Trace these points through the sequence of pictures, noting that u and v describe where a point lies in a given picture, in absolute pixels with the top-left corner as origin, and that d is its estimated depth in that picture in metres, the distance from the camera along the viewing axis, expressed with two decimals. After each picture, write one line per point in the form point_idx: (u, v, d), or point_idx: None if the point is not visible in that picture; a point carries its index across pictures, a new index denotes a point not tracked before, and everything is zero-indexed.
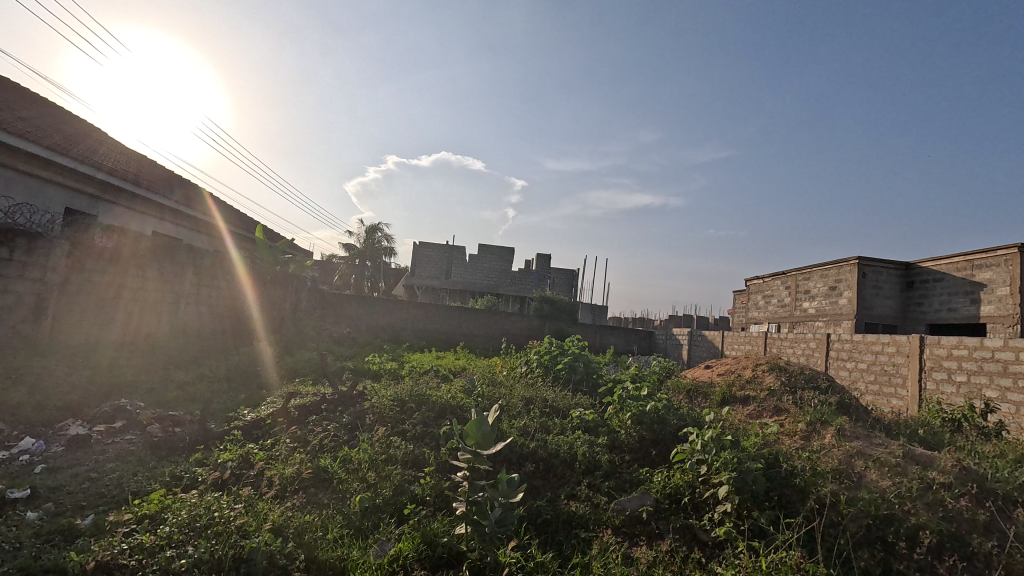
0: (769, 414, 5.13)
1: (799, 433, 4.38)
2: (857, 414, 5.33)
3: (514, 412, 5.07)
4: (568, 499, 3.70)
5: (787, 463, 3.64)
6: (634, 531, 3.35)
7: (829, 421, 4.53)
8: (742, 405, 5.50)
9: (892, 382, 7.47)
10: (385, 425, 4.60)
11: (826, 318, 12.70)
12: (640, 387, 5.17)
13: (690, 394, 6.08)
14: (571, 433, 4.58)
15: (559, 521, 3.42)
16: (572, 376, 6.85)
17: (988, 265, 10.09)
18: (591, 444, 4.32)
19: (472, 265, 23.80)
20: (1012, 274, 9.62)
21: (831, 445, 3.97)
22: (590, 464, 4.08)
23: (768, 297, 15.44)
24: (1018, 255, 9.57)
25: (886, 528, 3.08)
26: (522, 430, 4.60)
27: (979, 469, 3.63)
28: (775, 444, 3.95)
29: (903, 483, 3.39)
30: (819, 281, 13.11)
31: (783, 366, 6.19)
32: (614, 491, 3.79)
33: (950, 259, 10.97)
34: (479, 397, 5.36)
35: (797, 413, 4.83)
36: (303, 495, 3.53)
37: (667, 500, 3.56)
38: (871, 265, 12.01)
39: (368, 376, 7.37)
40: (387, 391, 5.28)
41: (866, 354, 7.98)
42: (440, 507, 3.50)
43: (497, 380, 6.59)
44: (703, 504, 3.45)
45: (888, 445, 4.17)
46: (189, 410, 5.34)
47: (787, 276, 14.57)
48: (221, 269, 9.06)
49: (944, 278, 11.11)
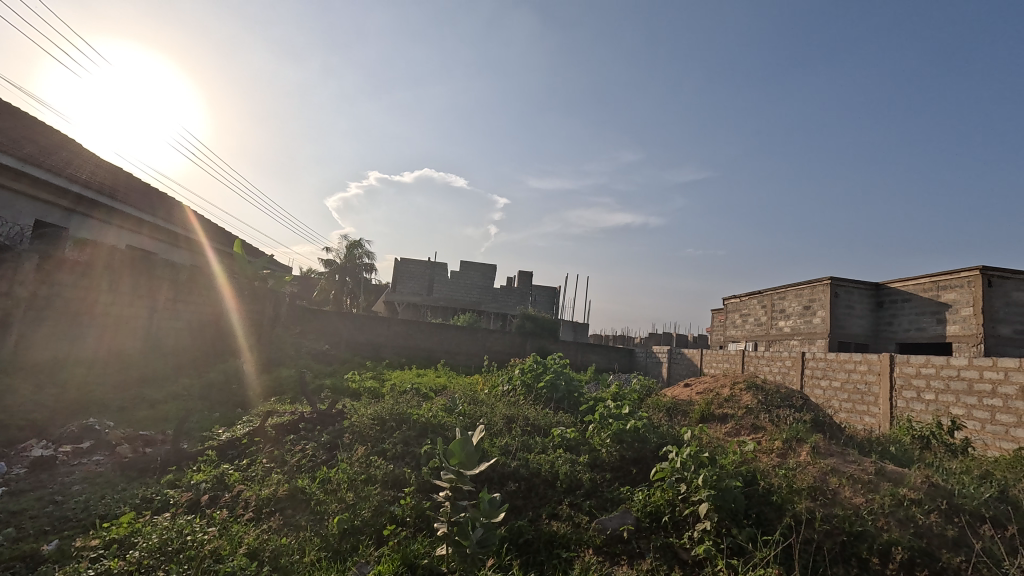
0: (746, 431, 5.21)
1: (776, 451, 4.47)
2: (831, 431, 5.46)
3: (496, 430, 5.06)
4: (549, 519, 3.69)
5: (765, 480, 3.71)
6: (615, 550, 3.35)
7: (804, 438, 4.63)
8: (721, 423, 5.59)
9: (864, 400, 7.66)
10: (364, 444, 4.54)
11: (801, 336, 13.00)
12: (622, 406, 5.21)
13: (670, 411, 6.14)
14: (552, 452, 4.59)
15: (541, 541, 3.41)
16: (553, 394, 6.86)
17: (953, 286, 10.50)
18: (572, 463, 4.34)
19: (454, 281, 23.85)
20: (975, 296, 10.03)
21: (806, 462, 4.06)
22: (571, 483, 4.09)
23: (745, 316, 15.76)
24: (979, 277, 10.00)
25: (859, 544, 3.15)
26: (504, 449, 4.58)
27: (947, 485, 3.73)
28: (753, 461, 4.04)
29: (875, 501, 3.48)
30: (794, 300, 13.48)
31: (759, 384, 6.30)
32: (596, 510, 3.80)
33: (917, 280, 11.40)
34: (460, 416, 5.34)
35: (773, 431, 4.93)
36: (279, 517, 3.44)
37: (647, 519, 3.58)
38: (843, 286, 12.37)
39: (347, 394, 7.26)
40: (368, 410, 5.21)
41: (840, 373, 8.18)
42: (421, 528, 3.45)
43: (478, 398, 6.54)
44: (683, 522, 3.48)
45: (861, 462, 4.27)
46: (161, 430, 5.19)
47: (762, 296, 14.93)
48: (199, 284, 8.89)
49: (912, 298, 11.52)
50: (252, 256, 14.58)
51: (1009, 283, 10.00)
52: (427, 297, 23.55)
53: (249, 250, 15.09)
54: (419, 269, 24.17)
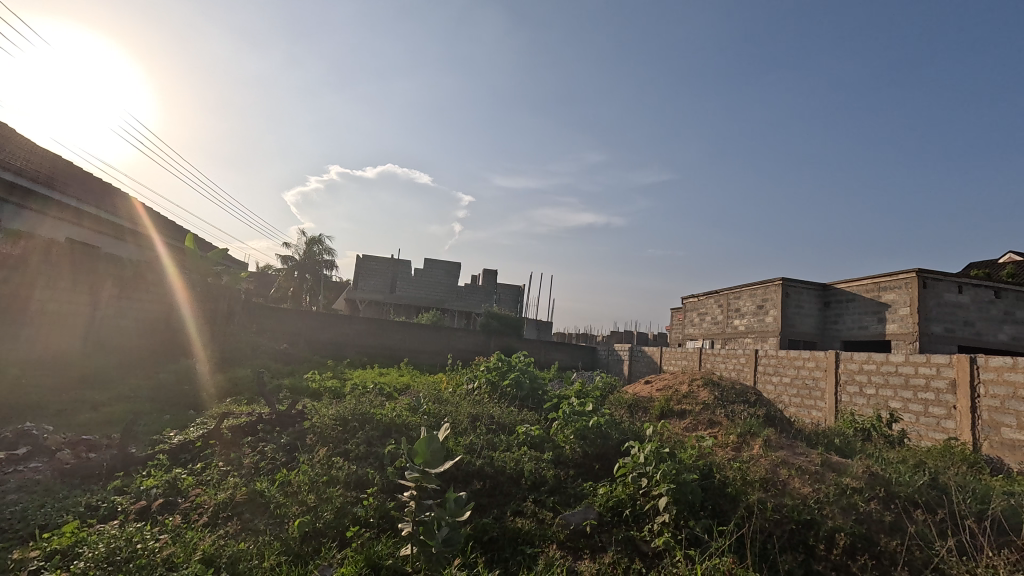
0: (704, 426, 5.41)
1: (731, 445, 4.66)
2: (782, 425, 5.73)
3: (460, 429, 5.06)
4: (514, 516, 3.72)
5: (720, 473, 3.87)
6: (578, 545, 3.41)
7: (757, 432, 4.85)
8: (679, 419, 5.77)
9: (812, 395, 8.07)
10: (326, 445, 4.45)
11: (754, 334, 13.55)
12: (585, 403, 5.31)
13: (631, 408, 6.29)
14: (516, 449, 4.63)
15: (505, 539, 3.44)
16: (518, 392, 6.91)
17: (893, 287, 11.19)
18: (537, 460, 4.39)
19: (418, 279, 23.61)
20: (912, 296, 10.71)
21: (759, 455, 4.26)
22: (536, 480, 4.14)
23: (703, 315, 16.28)
24: (915, 279, 10.69)
25: (807, 532, 3.33)
26: (469, 448, 4.59)
27: (885, 474, 3.99)
28: (709, 455, 4.20)
29: (821, 490, 3.69)
30: (748, 300, 14.03)
31: (715, 380, 6.54)
32: (559, 505, 3.86)
33: (860, 281, 12.08)
34: (425, 415, 5.31)
35: (729, 425, 5.14)
36: (237, 521, 3.34)
37: (609, 513, 3.67)
38: (794, 286, 12.97)
39: (306, 394, 7.09)
40: (330, 410, 5.11)
41: (790, 369, 8.58)
42: (385, 528, 3.41)
43: (443, 397, 6.51)
44: (644, 516, 3.58)
45: (808, 453, 4.51)
46: (106, 434, 4.93)
47: (719, 295, 15.46)
48: (148, 280, 8.48)
49: (855, 298, 12.20)
50: (205, 251, 14.00)
51: (941, 285, 10.74)
52: (390, 295, 23.21)
53: (202, 246, 14.47)
54: (382, 266, 23.80)
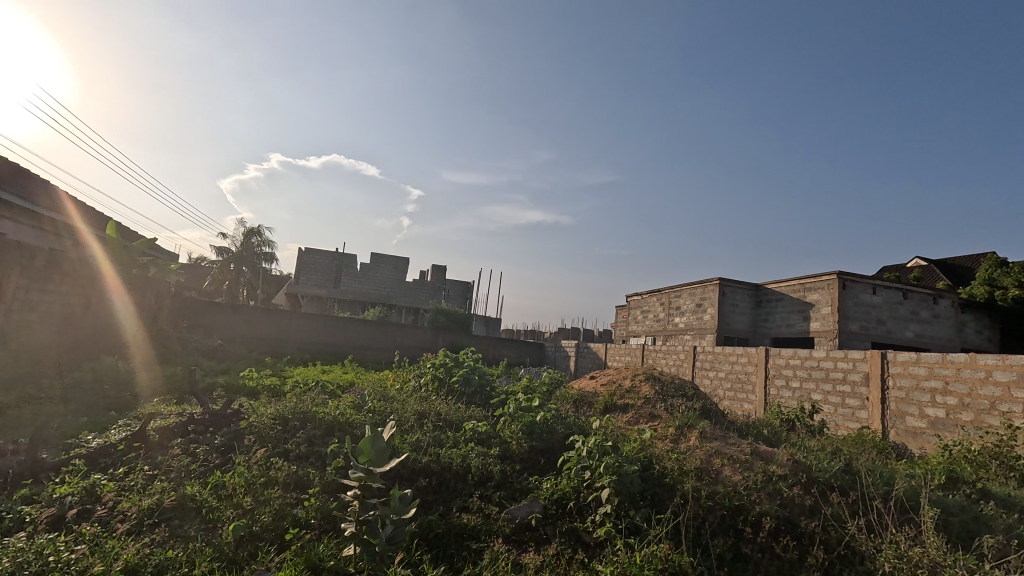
0: (645, 419, 5.62)
1: (670, 436, 4.87)
2: (716, 417, 6.05)
3: (407, 427, 4.99)
4: (460, 511, 3.72)
5: (659, 464, 4.05)
6: (523, 538, 3.46)
7: (694, 424, 5.10)
8: (622, 413, 5.96)
9: (744, 388, 8.57)
10: (264, 446, 4.26)
11: (693, 332, 14.19)
12: (531, 399, 5.38)
13: (577, 402, 6.43)
14: (463, 446, 4.63)
15: (451, 535, 3.44)
16: (465, 389, 6.90)
17: (817, 288, 12.05)
18: (483, 456, 4.41)
19: (364, 274, 23.03)
20: (833, 297, 11.58)
21: (695, 446, 4.48)
22: (482, 475, 4.15)
23: (646, 313, 16.87)
24: (836, 281, 11.56)
25: (737, 517, 3.54)
26: (415, 445, 4.54)
27: (806, 461, 4.31)
28: (650, 448, 4.38)
29: (750, 477, 3.94)
30: (688, 298, 14.66)
31: (656, 375, 6.82)
32: (505, 500, 3.89)
33: (788, 282, 12.92)
34: (370, 412, 5.20)
35: (668, 418, 5.37)
36: (164, 528, 3.14)
37: (554, 506, 3.75)
38: (729, 286, 13.68)
39: (243, 393, 6.77)
40: (269, 409, 4.91)
41: (724, 364, 9.07)
42: (326, 529, 3.32)
43: (388, 395, 6.39)
44: (587, 507, 3.68)
45: (739, 443, 4.79)
46: (11, 439, 4.50)
47: (661, 294, 16.07)
48: (63, 271, 7.78)
49: (783, 298, 13.03)
50: (130, 240, 13.01)
51: (858, 286, 11.68)
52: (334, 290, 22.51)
53: (126, 235, 13.45)
54: (326, 260, 23.03)
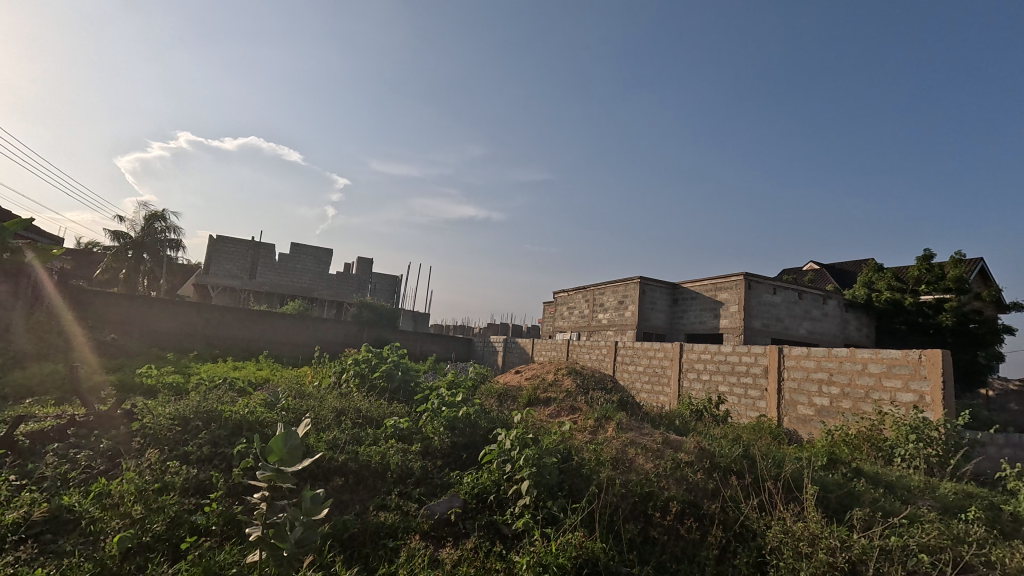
0: (566, 412, 5.78)
1: (588, 428, 5.05)
2: (632, 408, 6.35)
3: (323, 425, 4.79)
4: (377, 510, 3.64)
5: (577, 456, 4.18)
6: (441, 534, 3.44)
7: (611, 416, 5.33)
8: (544, 406, 6.10)
9: (660, 381, 9.07)
10: (160, 449, 3.92)
11: (615, 327, 14.80)
12: (455, 394, 5.35)
13: (501, 397, 6.49)
14: (383, 443, 4.52)
15: (367, 534, 3.35)
16: (388, 385, 6.74)
17: (726, 288, 12.98)
18: (404, 452, 4.33)
19: (283, 265, 21.78)
20: (739, 296, 12.53)
21: (611, 437, 4.68)
22: (402, 472, 4.08)
23: (571, 309, 17.34)
24: (743, 281, 12.51)
25: (647, 503, 3.74)
26: (331, 443, 4.36)
27: (710, 448, 4.64)
28: (569, 439, 4.51)
29: (660, 465, 4.18)
30: (611, 296, 15.25)
31: (578, 369, 7.04)
32: (425, 496, 3.85)
33: (701, 282, 13.81)
34: (283, 411, 4.93)
35: (587, 411, 5.57)
36: (34, 545, 2.80)
37: (474, 500, 3.76)
38: (649, 284, 14.39)
39: (138, 392, 6.17)
40: (167, 408, 4.51)
41: (643, 358, 9.54)
42: (229, 536, 3.11)
43: (305, 392, 6.09)
44: (507, 500, 3.72)
45: (652, 433, 5.07)
46: None
47: (586, 291, 16.58)
48: None
49: (697, 297, 13.91)
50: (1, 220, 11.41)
51: (762, 287, 12.71)
52: (249, 281, 21.11)
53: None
54: (240, 249, 21.50)
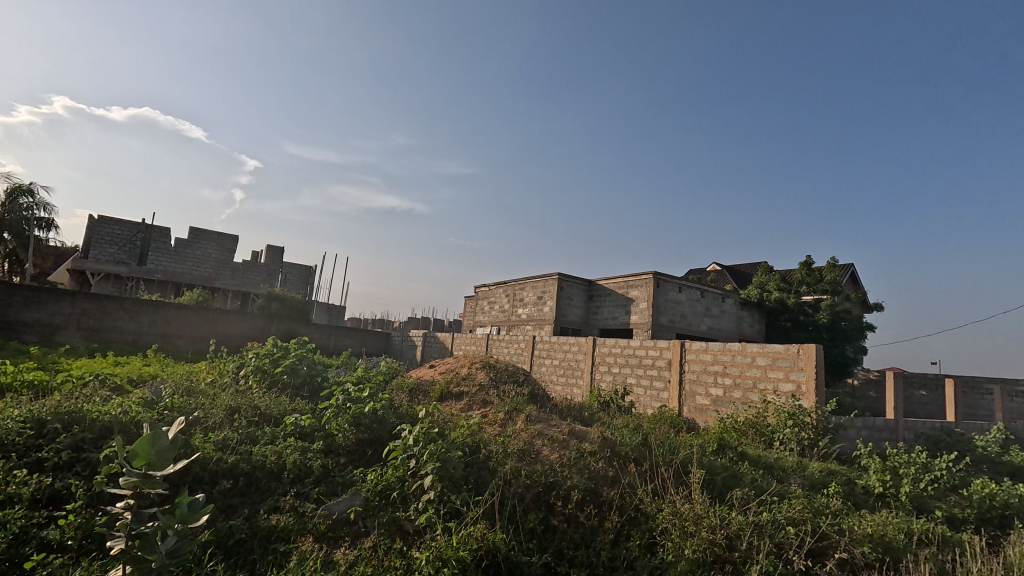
0: (477, 406, 5.80)
1: (498, 421, 5.10)
2: (542, 401, 6.51)
3: (213, 424, 4.43)
4: (269, 513, 3.43)
5: (485, 448, 4.20)
6: (338, 534, 3.31)
7: (521, 409, 5.42)
8: (456, 400, 6.07)
9: (574, 374, 9.38)
10: (7, 457, 3.41)
11: (534, 322, 15.09)
12: (362, 389, 5.17)
13: (413, 391, 6.38)
14: (281, 441, 4.27)
15: (256, 539, 3.14)
16: (293, 380, 6.38)
17: (637, 285, 13.68)
18: (303, 451, 4.11)
19: (181, 251, 19.91)
20: (649, 293, 13.27)
21: (520, 429, 4.75)
22: (300, 472, 3.87)
23: (492, 303, 17.44)
24: (651, 280, 13.26)
25: (550, 492, 3.84)
26: (220, 444, 4.04)
27: (613, 437, 4.86)
28: (477, 433, 4.52)
29: (565, 455, 4.31)
30: (530, 291, 15.52)
31: (491, 363, 7.09)
32: (323, 496, 3.69)
33: (614, 279, 14.44)
34: (165, 410, 4.49)
35: (498, 404, 5.62)
36: None
37: (376, 498, 3.66)
38: (567, 280, 14.81)
39: None
40: (18, 410, 3.94)
41: (558, 352, 9.81)
42: (88, 551, 2.78)
43: (196, 389, 5.60)
44: (410, 496, 3.66)
45: (559, 424, 5.22)
46: None
47: (506, 286, 16.74)
48: None
49: (610, 293, 14.54)
50: None
51: (669, 285, 13.54)
52: (139, 268, 19.07)
53: None
54: (128, 232, 19.34)
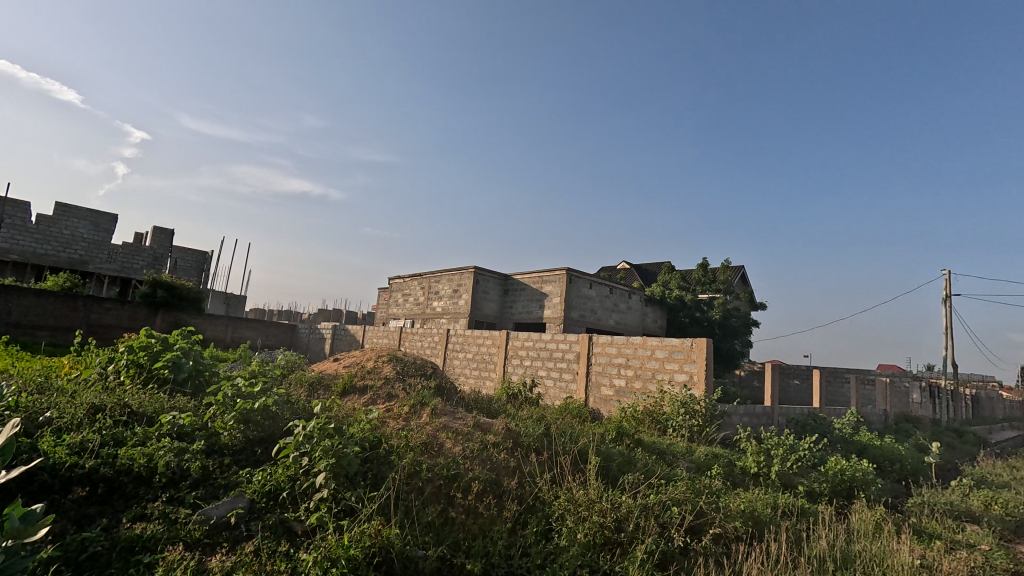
0: (382, 400, 5.64)
1: (402, 415, 4.99)
2: (448, 394, 6.48)
3: (70, 426, 3.91)
4: (134, 522, 3.09)
5: (386, 443, 4.09)
6: (216, 539, 3.07)
7: (427, 402, 5.34)
8: (359, 394, 5.86)
9: (487, 367, 9.44)
10: None
11: (449, 316, 14.98)
12: (254, 383, 4.82)
13: (312, 386, 6.06)
14: (155, 442, 3.86)
15: (115, 551, 2.82)
16: (175, 375, 5.80)
17: (550, 281, 14.04)
18: (180, 451, 3.75)
19: (44, 230, 17.36)
20: (561, 289, 13.68)
21: (424, 423, 4.68)
22: (174, 475, 3.53)
23: (406, 296, 17.06)
24: (564, 276, 13.67)
25: (451, 484, 3.83)
26: (77, 447, 3.57)
27: (517, 429, 4.95)
28: (379, 427, 4.39)
29: (468, 447, 4.31)
30: (446, 284, 15.37)
31: (399, 356, 6.94)
32: (201, 500, 3.39)
33: (529, 274, 14.71)
34: (7, 411, 3.88)
35: (403, 397, 5.50)
36: None
37: (263, 499, 3.44)
38: (483, 274, 14.86)
39: None
40: None
41: (472, 346, 9.82)
42: None
43: (52, 386, 4.91)
44: (301, 495, 3.48)
45: (465, 417, 5.21)
46: None
47: (421, 278, 16.44)
48: None
49: (525, 288, 14.79)
50: None
51: (580, 281, 14.03)
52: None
53: None
54: None
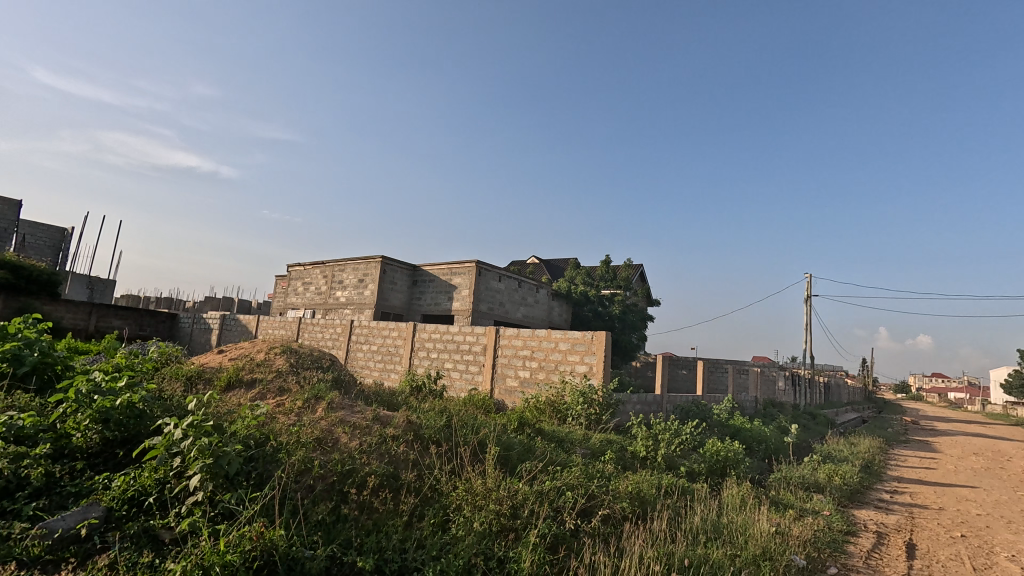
0: (272, 394, 5.27)
1: (295, 409, 4.70)
2: (347, 387, 6.22)
3: None
4: None
5: (275, 439, 3.84)
6: (61, 555, 2.69)
7: (323, 396, 5.08)
8: (246, 388, 5.43)
9: (392, 360, 9.20)
10: None
11: (353, 306, 14.37)
12: (117, 377, 4.26)
13: (191, 380, 5.51)
14: None
15: None
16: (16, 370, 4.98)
17: (460, 273, 13.99)
18: (16, 457, 3.22)
19: None
20: (471, 281, 13.68)
21: (318, 417, 4.45)
22: (8, 484, 3.03)
23: (307, 284, 16.10)
24: (474, 268, 13.68)
25: (345, 480, 3.69)
26: None
27: (418, 421, 4.88)
28: (267, 423, 4.10)
29: (365, 441, 4.17)
30: (351, 273, 14.72)
31: (294, 348, 6.53)
32: (42, 512, 2.94)
33: (438, 266, 14.54)
34: None
35: (297, 391, 5.18)
36: None
37: (124, 506, 3.08)
38: (391, 264, 14.43)
39: None
40: None
41: (377, 338, 9.51)
42: None
43: None
44: (171, 500, 3.16)
45: (364, 411, 5.04)
46: None
47: (324, 266, 15.59)
48: None
49: (434, 280, 14.60)
50: None
51: (490, 274, 14.13)
52: None
53: None
54: None
